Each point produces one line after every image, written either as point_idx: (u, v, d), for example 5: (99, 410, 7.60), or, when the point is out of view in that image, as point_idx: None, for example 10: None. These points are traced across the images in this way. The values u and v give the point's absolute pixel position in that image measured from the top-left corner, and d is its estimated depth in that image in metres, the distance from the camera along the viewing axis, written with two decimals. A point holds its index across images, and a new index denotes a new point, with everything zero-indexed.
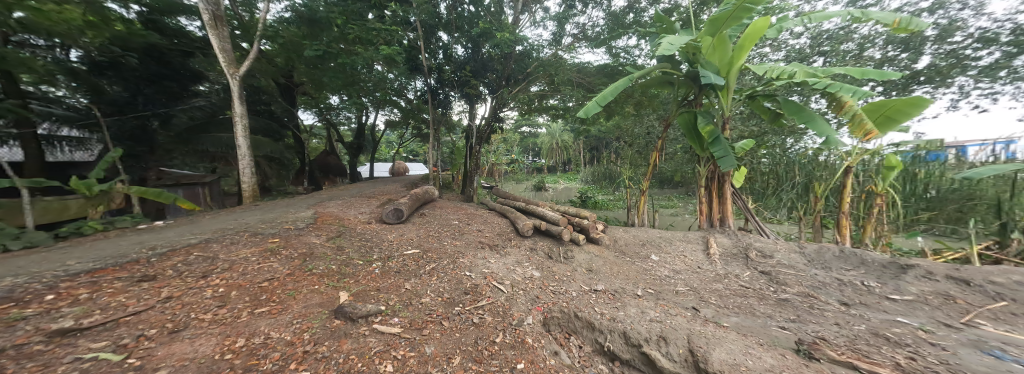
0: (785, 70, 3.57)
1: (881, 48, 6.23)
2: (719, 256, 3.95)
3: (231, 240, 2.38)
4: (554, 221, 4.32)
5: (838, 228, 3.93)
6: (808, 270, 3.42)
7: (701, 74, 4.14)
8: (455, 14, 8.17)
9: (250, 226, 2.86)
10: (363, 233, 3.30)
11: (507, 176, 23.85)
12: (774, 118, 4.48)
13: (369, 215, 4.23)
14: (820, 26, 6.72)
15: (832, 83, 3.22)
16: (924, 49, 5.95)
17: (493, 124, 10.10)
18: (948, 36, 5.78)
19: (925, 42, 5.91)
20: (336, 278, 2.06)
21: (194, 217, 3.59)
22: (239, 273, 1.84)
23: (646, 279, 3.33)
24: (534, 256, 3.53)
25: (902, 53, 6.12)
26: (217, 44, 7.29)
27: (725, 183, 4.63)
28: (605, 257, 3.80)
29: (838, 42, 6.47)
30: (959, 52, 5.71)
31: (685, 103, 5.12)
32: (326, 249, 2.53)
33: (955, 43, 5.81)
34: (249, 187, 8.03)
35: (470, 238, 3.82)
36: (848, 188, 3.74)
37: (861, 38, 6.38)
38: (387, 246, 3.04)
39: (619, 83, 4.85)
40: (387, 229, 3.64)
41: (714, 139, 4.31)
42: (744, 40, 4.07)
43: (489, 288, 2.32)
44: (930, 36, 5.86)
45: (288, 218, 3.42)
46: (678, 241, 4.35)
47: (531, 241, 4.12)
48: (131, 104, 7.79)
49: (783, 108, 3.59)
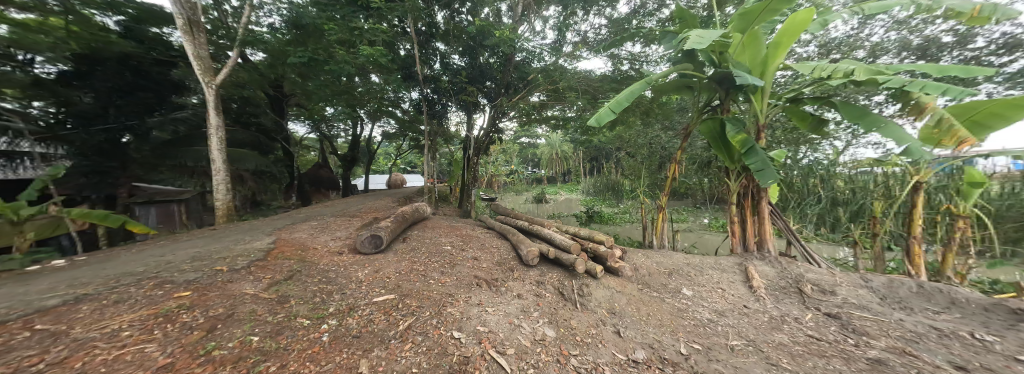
0: (838, 68, 3.00)
1: (895, 55, 5.70)
2: (765, 291, 3.28)
3: (116, 298, 1.68)
4: (565, 247, 3.60)
5: (908, 256, 3.26)
6: (889, 314, 2.71)
7: (734, 74, 3.52)
8: (453, 24, 7.89)
9: (171, 267, 2.19)
10: (326, 272, 2.60)
11: (507, 187, 23.18)
12: (814, 126, 3.90)
13: (343, 242, 3.53)
14: (828, 33, 6.35)
15: (911, 81, 2.60)
16: (942, 56, 5.37)
17: (491, 135, 9.61)
18: (968, 42, 5.24)
19: (944, 48, 5.28)
20: (245, 366, 1.33)
21: (118, 253, 2.88)
22: (71, 370, 1.13)
23: (686, 327, 2.64)
24: (545, 298, 2.86)
25: (917, 61, 5.55)
26: (192, 51, 6.73)
27: (762, 201, 3.99)
28: (629, 293, 3.14)
29: (849, 50, 5.98)
30: (980, 59, 5.15)
31: (709, 109, 4.54)
32: (257, 306, 1.82)
33: (976, 50, 5.26)
34: (224, 204, 7.31)
35: (464, 272, 3.14)
36: (920, 208, 3.10)
37: (872, 46, 5.88)
38: (354, 290, 2.34)
39: (636, 87, 4.26)
40: (361, 263, 2.93)
41: (748, 149, 3.71)
42: (782, 37, 3.51)
43: (486, 365, 1.64)
44: (947, 42, 5.29)
45: (235, 250, 2.74)
46: (710, 270, 3.71)
47: (538, 272, 3.46)
48: (100, 116, 7.22)
49: (841, 111, 3.02)
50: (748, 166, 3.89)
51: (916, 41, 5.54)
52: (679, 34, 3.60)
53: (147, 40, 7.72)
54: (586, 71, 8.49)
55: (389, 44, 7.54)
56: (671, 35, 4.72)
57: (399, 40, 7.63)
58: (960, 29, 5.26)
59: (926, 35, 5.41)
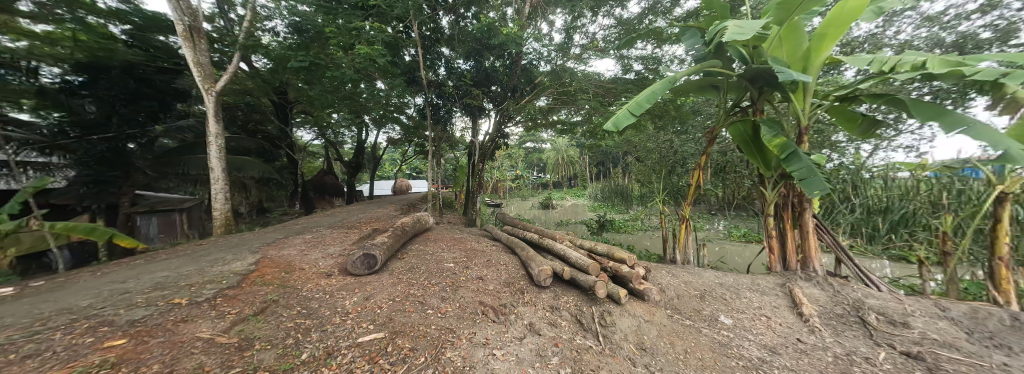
0: (904, 60, 2.61)
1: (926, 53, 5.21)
2: (819, 320, 2.83)
3: (27, 352, 1.30)
4: (582, 267, 3.19)
5: (993, 280, 2.76)
6: (987, 355, 2.23)
7: (774, 70, 3.06)
8: (457, 29, 7.79)
9: (120, 300, 1.83)
10: (307, 301, 2.23)
11: (512, 192, 22.88)
12: (864, 129, 3.46)
13: (334, 261, 3.17)
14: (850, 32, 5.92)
15: (1007, 73, 2.18)
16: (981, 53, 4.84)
17: (497, 140, 9.35)
18: (1012, 37, 4.71)
19: (982, 45, 4.78)
20: None
21: (76, 277, 2.53)
22: None
23: (733, 369, 2.22)
24: (563, 332, 2.48)
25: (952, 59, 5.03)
26: (192, 57, 6.52)
27: (804, 212, 3.52)
28: (659, 323, 2.72)
29: (877, 48, 5.51)
30: None
31: (738, 110, 4.12)
32: (209, 357, 1.45)
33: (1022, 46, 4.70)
34: (222, 214, 7.09)
35: (467, 297, 2.77)
36: (1007, 224, 2.61)
37: (901, 44, 5.41)
38: (336, 326, 1.96)
39: (657, 86, 3.85)
40: (350, 288, 2.57)
41: (788, 155, 3.26)
42: (827, 28, 3.08)
43: None
44: (988, 38, 4.76)
45: (208, 275, 2.39)
46: (749, 294, 3.29)
47: (552, 295, 3.07)
48: (104, 126, 7.14)
49: (915, 108, 2.66)
50: (789, 173, 3.43)
51: (949, 38, 5.06)
52: (710, 27, 3.19)
53: (153, 48, 7.69)
54: (595, 74, 8.17)
55: (393, 49, 7.33)
56: (693, 30, 4.27)
57: (402, 45, 7.42)
58: (1001, 24, 4.74)
59: (961, 32, 4.93)
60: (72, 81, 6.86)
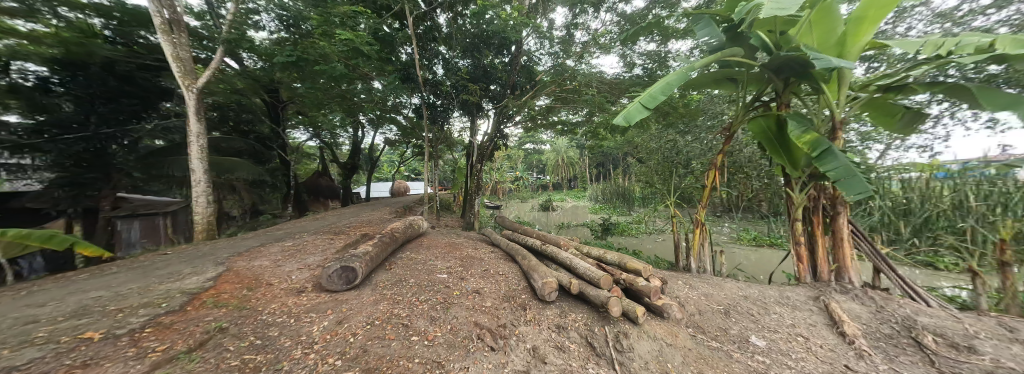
0: (966, 41, 2.28)
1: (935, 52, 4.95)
2: (866, 342, 2.45)
3: None
4: (591, 279, 2.82)
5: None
6: None
7: (810, 57, 2.69)
8: (456, 27, 7.49)
9: (13, 338, 1.43)
10: (265, 328, 1.85)
11: (512, 194, 22.59)
12: (897, 125, 3.16)
13: (309, 274, 2.78)
14: None
15: None
16: None
17: (496, 141, 9.01)
18: None
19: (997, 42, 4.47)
20: None
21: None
22: None
23: None
24: (573, 363, 2.09)
25: None
26: (170, 51, 6.13)
27: (839, 215, 3.17)
28: (684, 348, 2.34)
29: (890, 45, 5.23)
30: None
31: (758, 105, 3.75)
32: None
33: None
34: (204, 218, 6.70)
35: (461, 315, 2.39)
36: None
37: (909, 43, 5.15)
38: (295, 364, 1.58)
39: (674, 77, 3.47)
40: (322, 309, 2.18)
41: (822, 153, 2.89)
42: (868, 8, 2.71)
43: None
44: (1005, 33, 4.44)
45: (148, 296, 2.00)
46: (780, 310, 2.92)
47: (558, 312, 2.69)
48: (82, 125, 6.71)
49: (987, 98, 2.40)
50: (822, 172, 3.06)
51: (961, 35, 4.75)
52: (737, 8, 2.80)
53: (137, 46, 7.29)
54: (599, 73, 7.83)
55: (388, 46, 6.99)
56: (705, 18, 3.86)
57: (397, 41, 7.08)
58: (1018, 18, 4.41)
59: (976, 28, 4.61)
60: (50, 79, 6.47)
